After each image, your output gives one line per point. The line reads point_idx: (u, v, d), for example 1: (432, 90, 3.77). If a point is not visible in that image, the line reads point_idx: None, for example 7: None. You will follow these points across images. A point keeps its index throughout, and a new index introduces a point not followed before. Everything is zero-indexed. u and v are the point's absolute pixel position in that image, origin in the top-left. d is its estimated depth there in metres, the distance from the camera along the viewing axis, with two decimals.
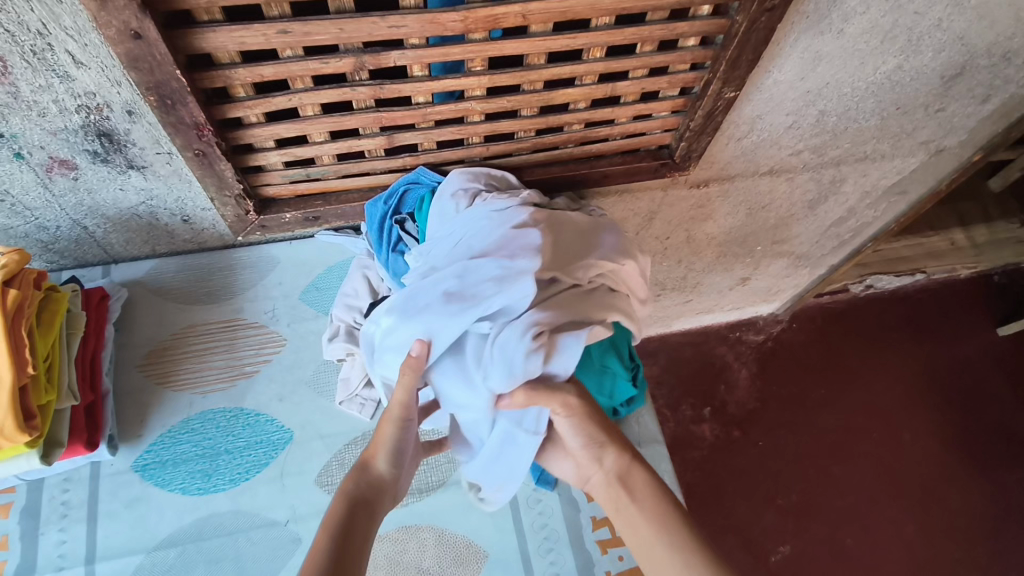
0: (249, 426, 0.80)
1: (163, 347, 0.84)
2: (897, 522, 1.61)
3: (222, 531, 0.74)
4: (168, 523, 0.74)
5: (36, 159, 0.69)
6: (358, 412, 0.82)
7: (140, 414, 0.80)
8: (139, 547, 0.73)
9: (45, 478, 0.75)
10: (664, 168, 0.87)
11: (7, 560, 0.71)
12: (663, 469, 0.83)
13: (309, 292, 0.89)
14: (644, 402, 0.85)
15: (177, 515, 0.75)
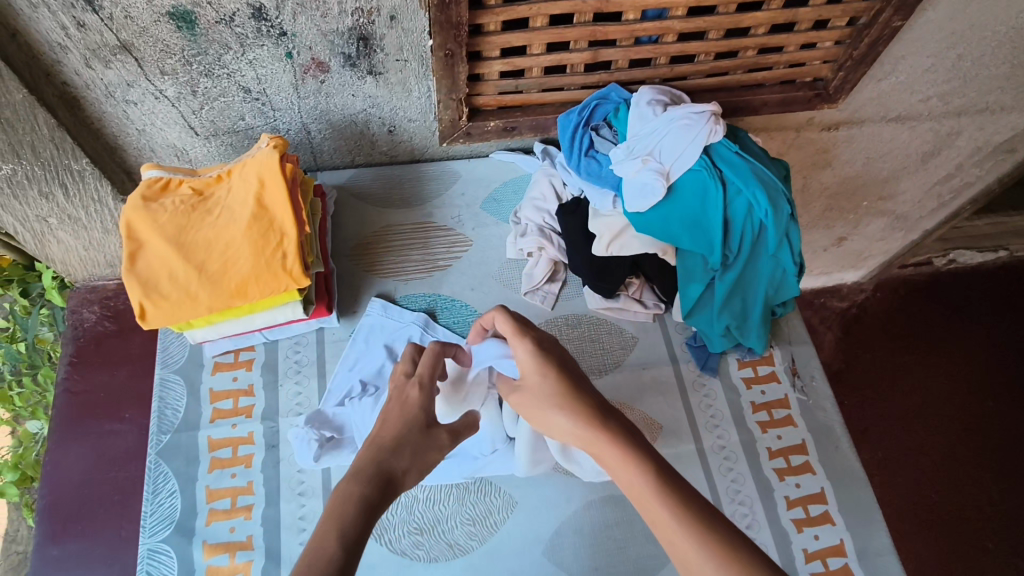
0: (447, 309, 0.92)
1: (366, 242, 0.96)
2: (984, 481, 1.63)
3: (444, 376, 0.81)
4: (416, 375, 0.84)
5: (300, 60, 0.80)
6: (540, 302, 0.93)
7: (354, 295, 0.92)
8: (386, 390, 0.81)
9: (280, 340, 0.89)
10: (817, 99, 0.97)
11: (255, 403, 0.85)
12: (811, 366, 0.93)
13: (489, 203, 1.00)
14: (793, 308, 0.95)
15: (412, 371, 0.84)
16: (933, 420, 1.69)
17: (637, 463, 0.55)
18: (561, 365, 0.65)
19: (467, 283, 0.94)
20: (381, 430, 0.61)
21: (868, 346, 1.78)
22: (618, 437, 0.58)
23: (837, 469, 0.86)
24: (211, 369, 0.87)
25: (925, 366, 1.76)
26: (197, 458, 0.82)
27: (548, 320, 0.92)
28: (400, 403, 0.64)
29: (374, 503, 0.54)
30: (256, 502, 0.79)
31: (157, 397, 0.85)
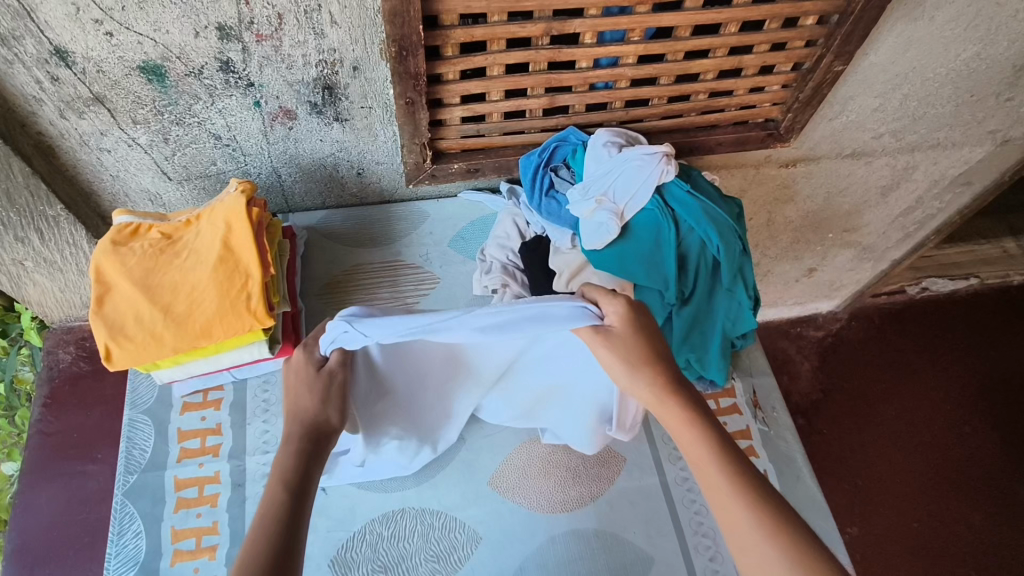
0: None
1: (336, 280, 0.99)
2: (965, 508, 1.63)
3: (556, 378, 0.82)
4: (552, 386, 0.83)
5: (268, 108, 0.84)
6: None
7: None
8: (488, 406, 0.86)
9: (249, 378, 0.90)
10: (769, 138, 1.01)
11: (222, 442, 0.86)
12: (772, 397, 0.95)
13: (456, 241, 1.03)
14: (754, 340, 0.97)
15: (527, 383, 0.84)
16: (912, 448, 1.70)
17: (703, 434, 0.59)
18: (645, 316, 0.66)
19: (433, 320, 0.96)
20: (295, 400, 0.64)
21: (845, 375, 1.80)
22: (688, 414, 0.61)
23: (801, 499, 0.87)
24: (180, 409, 0.88)
25: (901, 394, 1.78)
26: (163, 498, 0.82)
27: None
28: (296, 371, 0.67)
29: (307, 462, 0.58)
30: (220, 542, 0.80)
31: (124, 437, 0.86)
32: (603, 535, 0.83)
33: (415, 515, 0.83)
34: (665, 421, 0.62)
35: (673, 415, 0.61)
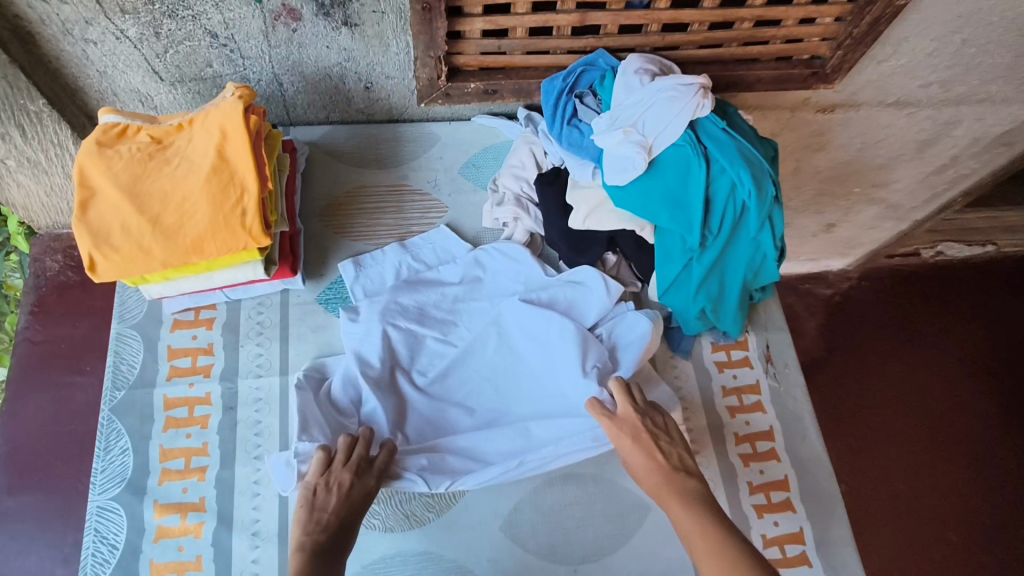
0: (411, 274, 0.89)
1: (339, 202, 0.93)
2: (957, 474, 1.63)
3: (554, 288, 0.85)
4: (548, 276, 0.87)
5: (270, 5, 0.76)
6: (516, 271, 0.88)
7: (322, 257, 0.90)
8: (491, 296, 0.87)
9: (243, 299, 0.86)
10: (813, 77, 0.93)
11: (214, 362, 0.83)
12: (785, 353, 0.91)
13: (467, 168, 0.97)
14: (771, 294, 0.93)
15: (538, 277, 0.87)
16: (908, 412, 1.69)
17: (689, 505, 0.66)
18: (643, 449, 0.71)
19: (431, 244, 0.91)
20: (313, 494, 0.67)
21: (850, 336, 1.77)
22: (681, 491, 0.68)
23: (804, 458, 0.86)
24: (170, 326, 0.85)
25: (904, 359, 1.76)
26: (152, 416, 0.80)
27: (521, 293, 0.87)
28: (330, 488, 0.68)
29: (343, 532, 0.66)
30: (210, 465, 0.78)
31: (111, 351, 0.83)
32: (601, 481, 0.81)
33: None
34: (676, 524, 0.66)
35: (690, 521, 0.65)
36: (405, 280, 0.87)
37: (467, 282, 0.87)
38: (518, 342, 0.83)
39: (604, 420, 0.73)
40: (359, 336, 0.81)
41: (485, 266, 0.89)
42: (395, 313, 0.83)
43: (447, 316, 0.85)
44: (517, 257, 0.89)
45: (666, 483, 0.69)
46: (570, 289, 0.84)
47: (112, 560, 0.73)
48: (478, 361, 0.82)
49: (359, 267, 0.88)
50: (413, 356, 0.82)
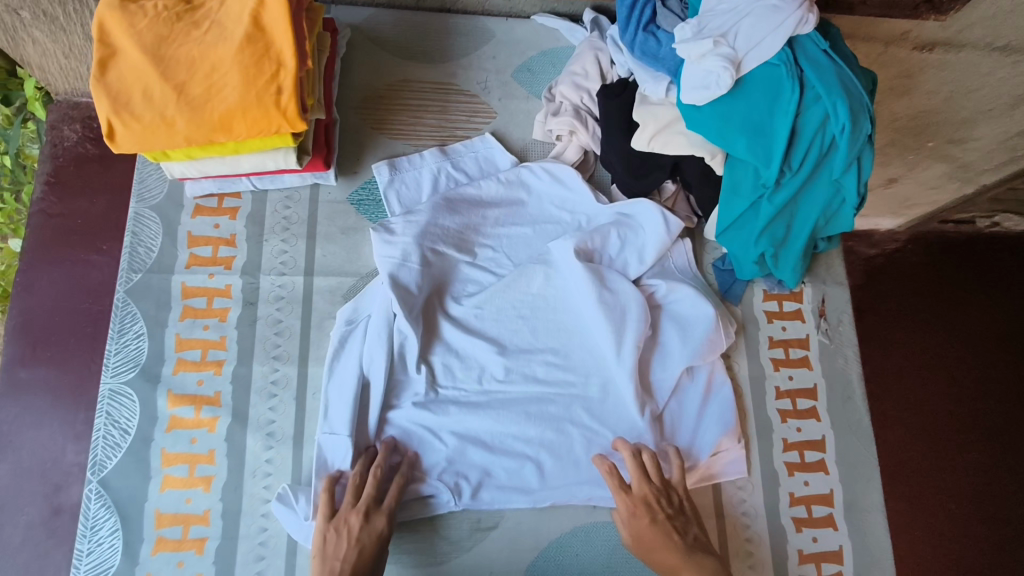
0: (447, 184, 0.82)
1: (379, 95, 0.85)
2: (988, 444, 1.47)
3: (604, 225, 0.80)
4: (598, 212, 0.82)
5: None
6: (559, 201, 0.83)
7: (356, 154, 0.83)
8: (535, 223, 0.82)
9: (270, 191, 0.80)
10: (925, 7, 0.89)
11: (236, 255, 0.78)
12: (841, 311, 0.85)
13: (521, 73, 0.89)
14: (835, 245, 0.86)
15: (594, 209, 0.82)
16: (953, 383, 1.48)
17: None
18: (662, 531, 0.67)
19: (473, 152, 0.84)
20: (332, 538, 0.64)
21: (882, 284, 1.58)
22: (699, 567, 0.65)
23: (845, 420, 0.81)
24: (191, 211, 0.79)
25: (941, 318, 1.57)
26: (168, 303, 0.75)
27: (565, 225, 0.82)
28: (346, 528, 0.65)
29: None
30: (227, 360, 0.74)
31: (129, 232, 0.78)
32: None
33: (435, 371, 0.75)
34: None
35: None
36: (445, 197, 0.79)
37: (509, 203, 0.82)
38: (558, 283, 0.79)
39: (618, 495, 0.70)
40: (395, 255, 0.74)
41: (529, 187, 0.83)
42: (435, 238, 0.77)
43: (484, 237, 0.81)
44: (572, 184, 0.83)
45: (687, 563, 0.66)
46: (626, 231, 0.79)
47: (124, 444, 0.71)
48: (516, 294, 0.78)
49: (394, 170, 0.81)
50: (453, 283, 0.79)
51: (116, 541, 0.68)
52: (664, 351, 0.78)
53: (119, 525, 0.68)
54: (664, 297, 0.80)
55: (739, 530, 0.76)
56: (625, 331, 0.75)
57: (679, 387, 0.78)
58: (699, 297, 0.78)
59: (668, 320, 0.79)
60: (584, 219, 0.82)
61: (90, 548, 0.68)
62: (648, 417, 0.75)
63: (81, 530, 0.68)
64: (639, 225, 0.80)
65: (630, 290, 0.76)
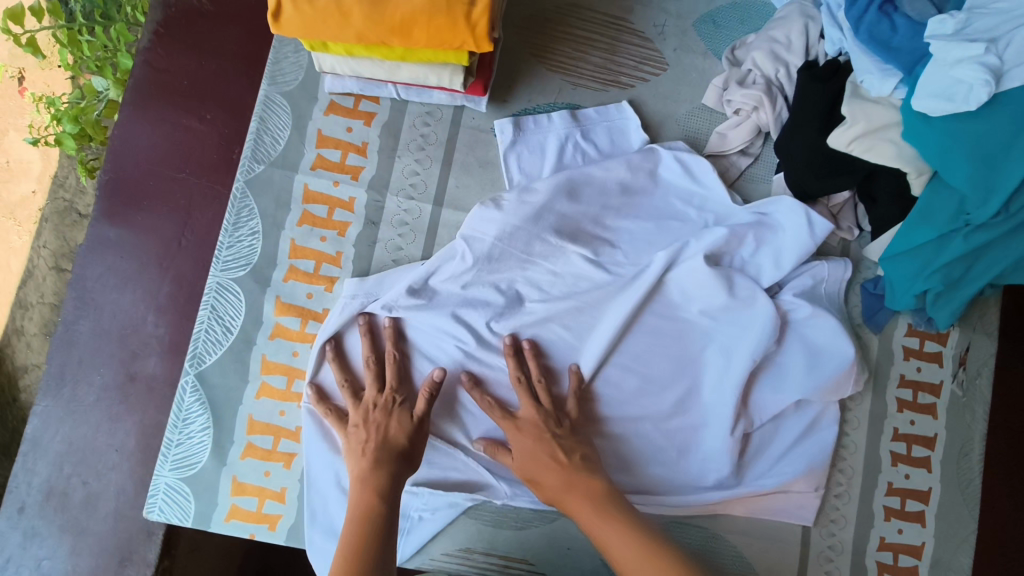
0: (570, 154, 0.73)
1: (545, 17, 0.77)
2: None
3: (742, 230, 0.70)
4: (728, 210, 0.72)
5: None
6: (683, 197, 0.73)
7: (510, 80, 0.76)
8: (653, 218, 0.72)
9: (411, 103, 0.73)
10: None
11: (365, 166, 0.72)
12: (982, 363, 0.79)
13: (704, 24, 0.78)
14: (996, 294, 0.78)
15: (727, 208, 0.72)
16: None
17: (607, 509, 0.59)
18: (543, 452, 0.63)
19: (607, 121, 0.74)
20: (355, 439, 0.63)
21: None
22: (601, 500, 0.60)
23: (957, 477, 0.76)
24: (325, 108, 0.72)
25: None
26: (288, 204, 0.70)
27: (688, 220, 0.72)
28: (364, 419, 0.63)
29: (388, 500, 0.59)
30: (341, 277, 0.70)
31: (257, 117, 0.72)
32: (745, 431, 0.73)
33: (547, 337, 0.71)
34: (596, 540, 0.58)
35: (612, 525, 0.58)
36: (569, 177, 0.69)
37: (635, 192, 0.71)
38: (683, 287, 0.69)
39: (506, 427, 0.65)
40: (487, 238, 0.67)
41: (655, 172, 0.72)
42: (546, 227, 0.68)
43: (597, 227, 0.71)
44: (704, 178, 0.72)
45: (569, 491, 0.61)
46: (763, 233, 0.70)
47: (224, 342, 0.68)
48: (616, 307, 0.69)
49: (518, 130, 0.72)
50: (522, 284, 0.69)
51: (207, 438, 0.67)
52: (782, 372, 0.70)
53: (210, 423, 0.67)
54: (799, 317, 0.70)
55: (820, 562, 0.74)
56: (739, 340, 0.68)
57: (783, 413, 0.72)
58: (839, 332, 0.69)
59: (796, 342, 0.70)
60: (713, 219, 0.72)
61: (179, 440, 0.67)
62: (735, 435, 0.68)
63: (172, 421, 0.67)
64: (778, 225, 0.71)
65: (762, 301, 0.68)
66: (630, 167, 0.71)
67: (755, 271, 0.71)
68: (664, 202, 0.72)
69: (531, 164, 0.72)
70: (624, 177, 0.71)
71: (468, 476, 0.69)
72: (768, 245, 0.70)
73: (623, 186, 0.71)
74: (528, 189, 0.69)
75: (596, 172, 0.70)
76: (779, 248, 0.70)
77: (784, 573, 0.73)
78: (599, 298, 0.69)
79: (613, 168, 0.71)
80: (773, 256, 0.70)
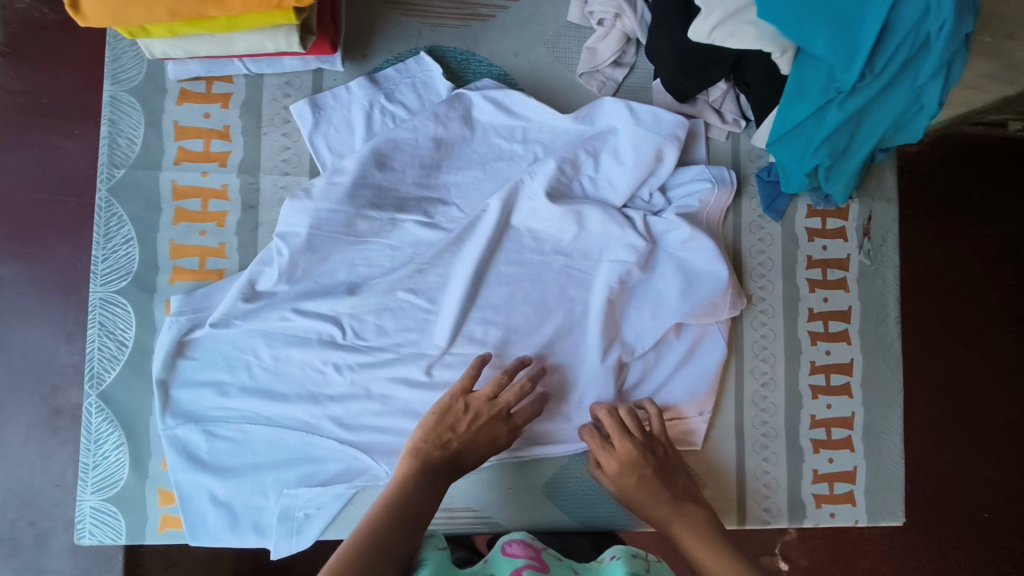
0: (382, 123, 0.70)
1: None
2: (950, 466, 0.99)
3: (573, 157, 0.71)
4: (558, 140, 0.73)
5: None
6: (509, 133, 0.72)
7: (366, 32, 0.73)
8: (480, 161, 0.71)
9: (265, 75, 0.70)
10: None
11: (231, 150, 0.69)
12: (886, 229, 0.80)
13: None
14: (890, 158, 0.79)
15: (558, 135, 0.73)
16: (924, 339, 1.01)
17: (704, 532, 0.62)
18: (648, 488, 0.65)
19: (408, 77, 0.71)
20: (424, 430, 0.63)
21: (922, 170, 1.02)
22: (698, 528, 0.63)
23: (877, 343, 0.78)
24: (177, 97, 0.69)
25: (978, 254, 1.02)
26: (159, 204, 0.68)
27: (516, 159, 0.72)
28: (442, 414, 0.64)
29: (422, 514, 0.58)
30: (229, 268, 0.68)
31: (107, 120, 0.68)
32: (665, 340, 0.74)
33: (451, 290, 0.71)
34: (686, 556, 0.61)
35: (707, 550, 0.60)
36: (375, 146, 0.68)
37: (449, 143, 0.70)
38: (532, 229, 0.71)
39: (602, 457, 0.68)
40: (301, 227, 0.66)
41: (472, 117, 0.72)
42: (364, 202, 0.67)
43: (426, 190, 0.70)
44: (522, 110, 0.72)
45: (676, 517, 0.64)
46: (592, 149, 0.71)
47: (122, 357, 0.67)
48: (467, 255, 0.69)
49: (317, 111, 0.69)
50: (359, 268, 0.68)
51: (123, 455, 0.66)
52: (660, 299, 0.71)
53: (123, 440, 0.66)
54: (675, 241, 0.72)
55: (757, 450, 0.76)
56: (595, 270, 0.71)
57: (663, 342, 0.73)
58: (715, 256, 0.71)
59: (670, 265, 0.71)
60: (540, 149, 0.72)
61: (95, 461, 0.66)
62: (609, 362, 0.71)
63: (84, 444, 0.66)
64: (605, 137, 0.72)
65: (615, 230, 0.70)
66: (437, 116, 0.70)
67: (603, 192, 0.72)
68: (486, 142, 0.72)
69: (338, 138, 0.69)
70: (437, 131, 0.70)
71: (348, 466, 0.67)
72: (605, 163, 0.72)
73: (441, 140, 0.70)
74: (336, 170, 0.67)
75: (406, 137, 0.69)
76: (617, 164, 0.72)
77: (725, 466, 0.75)
78: (477, 246, 0.69)
79: (421, 125, 0.69)
80: (618, 182, 0.72)
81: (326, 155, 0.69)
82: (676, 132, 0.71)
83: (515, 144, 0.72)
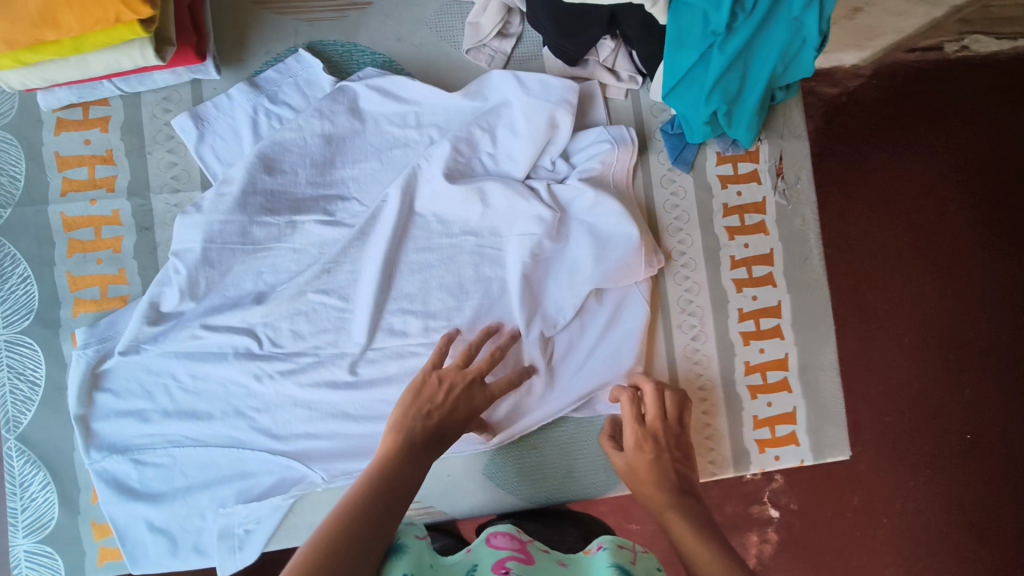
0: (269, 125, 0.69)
1: None
2: (971, 410, 0.84)
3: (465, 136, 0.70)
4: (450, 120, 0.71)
5: None
6: (400, 120, 0.71)
7: (241, 36, 0.71)
8: (373, 152, 0.70)
9: (142, 93, 0.68)
10: None
11: (117, 174, 0.68)
12: (799, 167, 0.79)
13: None
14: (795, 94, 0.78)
15: (450, 116, 0.71)
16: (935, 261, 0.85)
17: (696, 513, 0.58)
18: (660, 466, 0.63)
19: (290, 77, 0.70)
20: (413, 398, 0.61)
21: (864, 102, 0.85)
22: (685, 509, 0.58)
23: (803, 282, 0.78)
24: (54, 128, 0.68)
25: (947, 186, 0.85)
26: (51, 238, 0.67)
27: (410, 145, 0.71)
28: (436, 380, 0.62)
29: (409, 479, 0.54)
30: (131, 293, 0.67)
31: None
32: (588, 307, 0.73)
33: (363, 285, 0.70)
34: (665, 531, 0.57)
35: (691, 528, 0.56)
36: (261, 150, 0.66)
37: (338, 138, 0.69)
38: (437, 213, 0.70)
39: (629, 427, 0.66)
40: (195, 242, 0.65)
41: (360, 108, 0.70)
42: (258, 207, 0.66)
43: (322, 188, 0.69)
44: (410, 95, 0.71)
45: (677, 497, 0.61)
46: (486, 126, 0.70)
47: (36, 396, 0.66)
48: (373, 247, 0.68)
49: (200, 123, 0.67)
50: (266, 275, 0.67)
51: (50, 494, 0.66)
52: (575, 267, 0.70)
53: (49, 478, 0.66)
54: (581, 206, 0.70)
55: (696, 404, 0.76)
56: (506, 246, 0.70)
57: (585, 311, 0.72)
58: (624, 215, 0.68)
59: (578, 230, 0.69)
60: (434, 132, 0.71)
61: (24, 504, 0.66)
62: (532, 335, 0.70)
63: (10, 488, 0.66)
64: (498, 112, 0.70)
65: (521, 203, 0.68)
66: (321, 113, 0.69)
67: (504, 166, 0.71)
68: (378, 132, 0.71)
69: (225, 146, 0.68)
70: (323, 126, 0.69)
71: (281, 475, 0.67)
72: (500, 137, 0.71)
73: (329, 135, 0.69)
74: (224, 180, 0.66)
75: (291, 138, 0.68)
76: (513, 138, 0.70)
77: None
78: (381, 236, 0.68)
79: (308, 123, 0.68)
80: (516, 154, 0.70)
81: (217, 167, 0.68)
82: (566, 96, 0.70)
83: (409, 130, 0.71)
